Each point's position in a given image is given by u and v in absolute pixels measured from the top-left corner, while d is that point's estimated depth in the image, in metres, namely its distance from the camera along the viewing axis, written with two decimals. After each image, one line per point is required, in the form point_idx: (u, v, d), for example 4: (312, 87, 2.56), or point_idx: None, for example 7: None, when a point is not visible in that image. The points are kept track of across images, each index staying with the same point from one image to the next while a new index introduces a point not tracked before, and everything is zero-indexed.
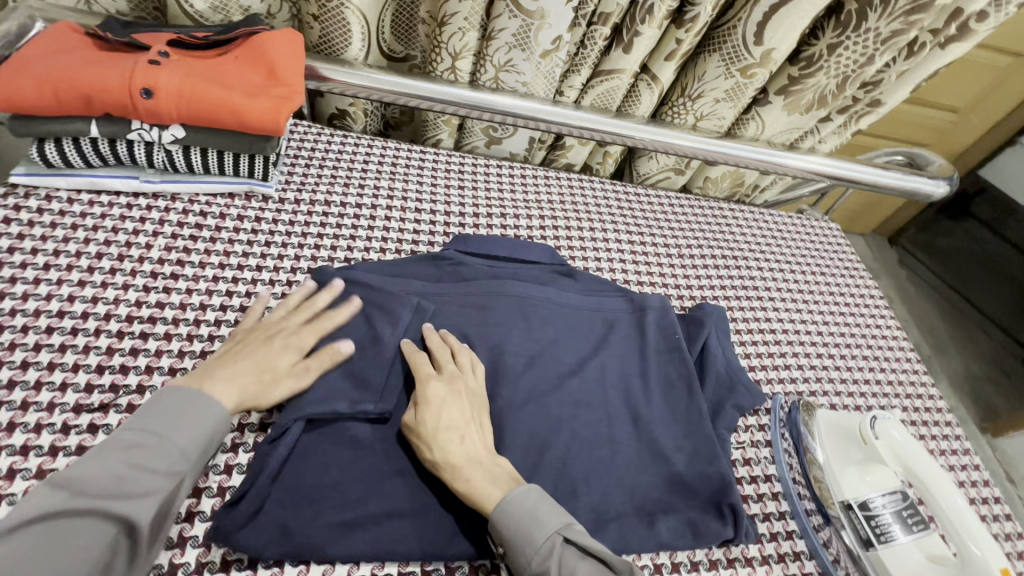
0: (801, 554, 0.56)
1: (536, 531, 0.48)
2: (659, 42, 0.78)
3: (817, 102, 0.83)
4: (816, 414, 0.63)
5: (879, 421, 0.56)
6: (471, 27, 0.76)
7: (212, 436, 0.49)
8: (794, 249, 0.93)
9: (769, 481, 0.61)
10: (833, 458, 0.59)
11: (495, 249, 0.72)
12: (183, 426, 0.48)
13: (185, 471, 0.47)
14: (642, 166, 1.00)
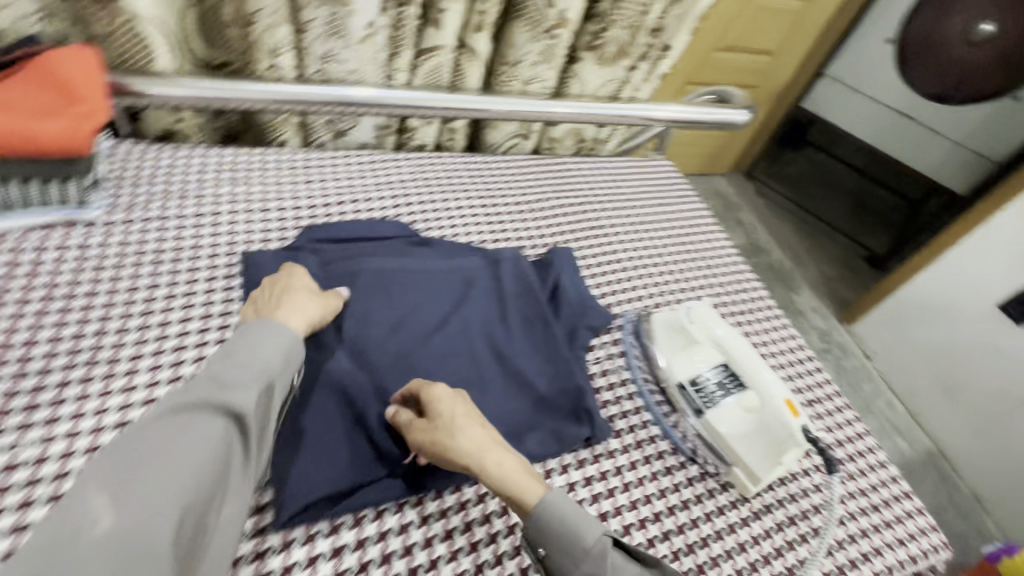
0: (655, 437, 0.66)
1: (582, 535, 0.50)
2: (466, 16, 0.84)
3: (619, 54, 0.93)
4: (654, 319, 0.73)
5: (693, 309, 0.72)
6: (280, 22, 0.77)
7: (291, 352, 0.55)
8: (633, 188, 1.05)
9: (624, 384, 0.70)
10: (666, 350, 0.70)
11: (346, 231, 0.74)
12: (259, 341, 0.53)
13: (274, 377, 0.52)
14: (489, 136, 1.06)
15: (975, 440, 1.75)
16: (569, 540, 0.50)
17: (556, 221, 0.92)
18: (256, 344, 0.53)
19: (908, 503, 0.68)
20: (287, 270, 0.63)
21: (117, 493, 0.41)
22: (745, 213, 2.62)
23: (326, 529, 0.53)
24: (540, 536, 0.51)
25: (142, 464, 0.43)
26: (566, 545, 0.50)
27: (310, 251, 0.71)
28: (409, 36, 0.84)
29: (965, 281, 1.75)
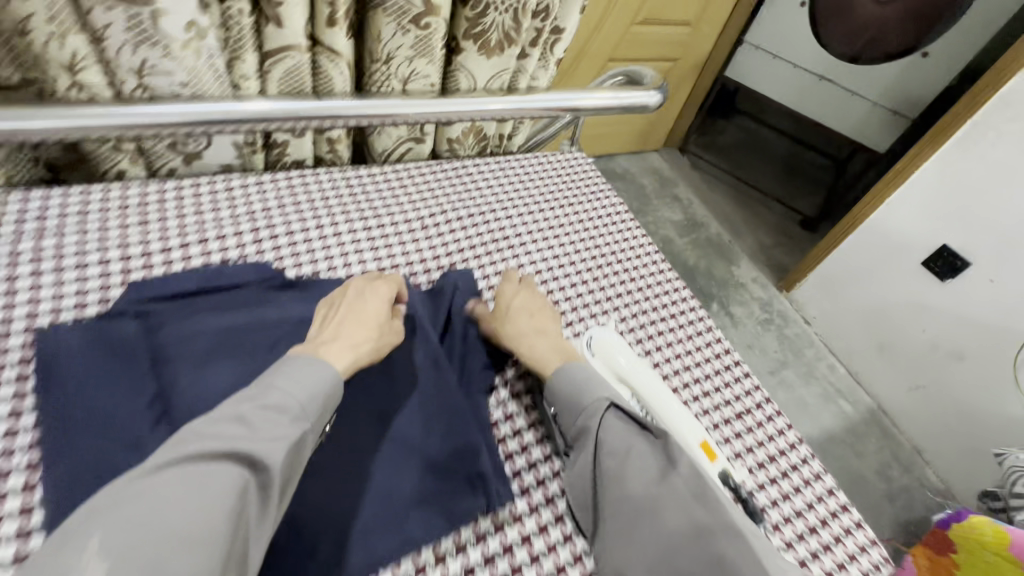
0: (566, 482, 0.61)
1: (586, 398, 0.60)
2: (313, 8, 0.71)
3: (505, 41, 0.83)
4: (564, 345, 0.70)
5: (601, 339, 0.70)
6: (67, 30, 0.61)
7: (330, 401, 0.53)
8: (541, 190, 0.96)
9: (533, 427, 0.65)
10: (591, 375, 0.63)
11: (182, 283, 0.62)
12: (301, 379, 0.51)
13: (308, 426, 0.50)
14: (376, 144, 0.94)
15: (911, 395, 1.79)
16: (570, 399, 0.60)
17: (451, 240, 0.82)
18: (297, 386, 0.51)
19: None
20: (358, 289, 0.64)
21: (125, 540, 0.37)
22: (682, 188, 2.58)
23: None
24: (548, 397, 0.62)
25: (163, 509, 0.39)
26: (568, 406, 0.60)
27: (133, 315, 0.58)
28: (248, 37, 0.71)
29: (889, 241, 1.77)
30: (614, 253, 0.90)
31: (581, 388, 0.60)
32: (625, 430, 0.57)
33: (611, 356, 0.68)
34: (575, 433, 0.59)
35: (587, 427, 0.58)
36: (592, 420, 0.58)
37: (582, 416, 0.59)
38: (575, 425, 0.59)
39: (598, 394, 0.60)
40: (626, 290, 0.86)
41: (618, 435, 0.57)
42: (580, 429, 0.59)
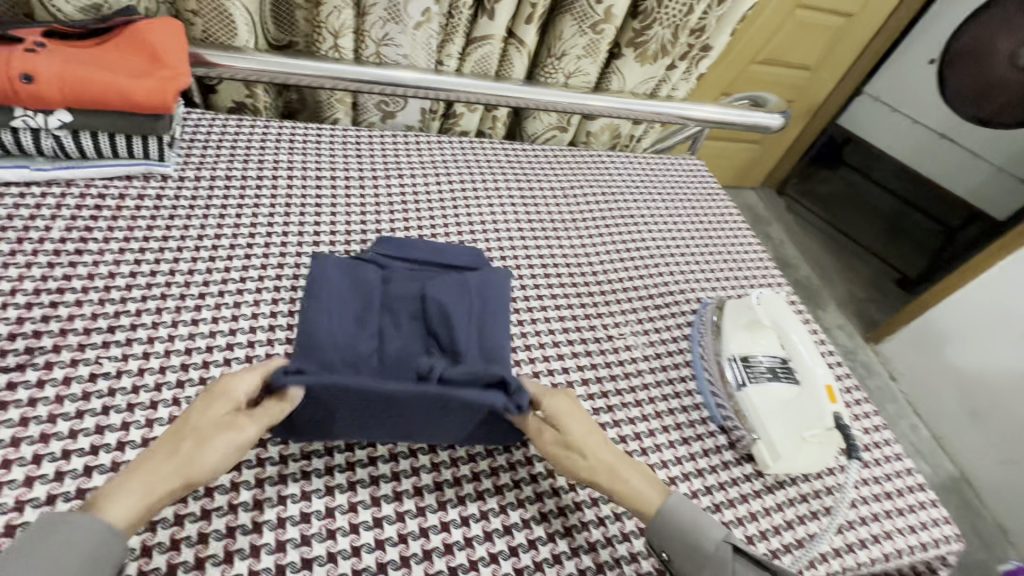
0: (680, 393, 0.71)
1: (703, 540, 0.54)
2: (518, 7, 0.88)
3: (661, 52, 0.98)
4: (726, 305, 0.77)
5: (763, 296, 0.73)
6: (345, 5, 0.83)
7: (98, 563, 0.43)
8: (666, 183, 1.06)
9: (681, 352, 0.76)
10: (727, 324, 0.73)
11: (412, 249, 0.72)
12: (53, 550, 0.42)
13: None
14: (530, 127, 1.12)
15: (1000, 468, 1.71)
16: (688, 545, 0.54)
17: (585, 206, 0.95)
18: (86, 541, 0.43)
19: (921, 494, 0.67)
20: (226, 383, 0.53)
21: None
22: (775, 227, 2.59)
23: (387, 454, 0.60)
24: (665, 542, 0.55)
25: None
26: (690, 547, 0.54)
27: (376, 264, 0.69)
28: (462, 26, 0.89)
29: (1002, 302, 1.70)
30: (729, 240, 0.98)
31: (698, 530, 0.55)
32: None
33: (775, 312, 0.71)
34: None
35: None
36: (720, 573, 0.53)
37: (707, 564, 0.53)
38: (700, 574, 0.53)
39: (715, 538, 0.55)
40: (742, 271, 0.92)
41: None
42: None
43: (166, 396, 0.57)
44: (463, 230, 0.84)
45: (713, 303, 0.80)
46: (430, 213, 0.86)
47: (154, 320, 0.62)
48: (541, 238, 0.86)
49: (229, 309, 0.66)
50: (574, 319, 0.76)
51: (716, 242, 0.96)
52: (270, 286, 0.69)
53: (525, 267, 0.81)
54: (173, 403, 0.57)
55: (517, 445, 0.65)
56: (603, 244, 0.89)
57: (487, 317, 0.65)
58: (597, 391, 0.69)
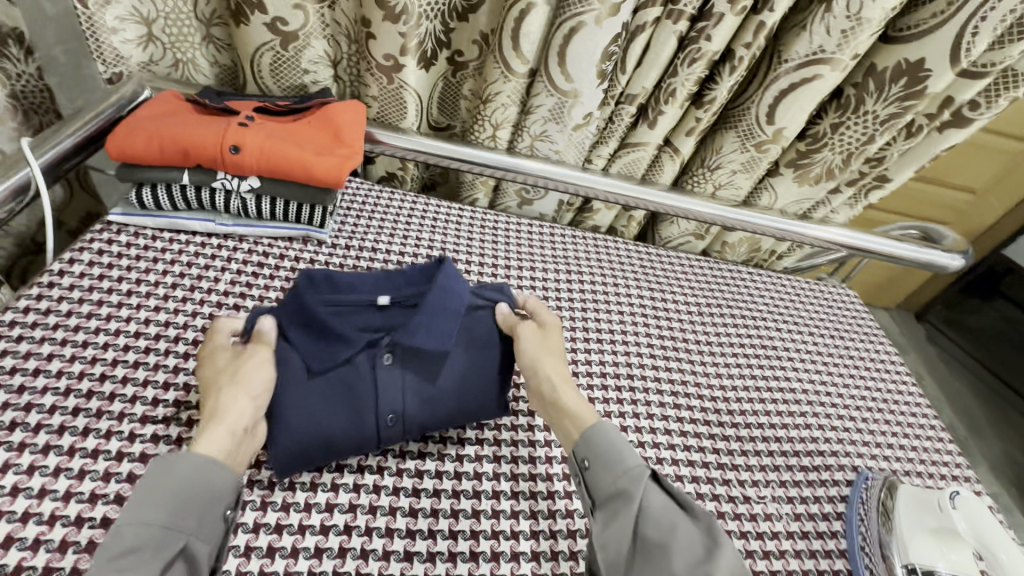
0: None
1: (627, 459, 0.55)
2: (681, 120, 0.85)
3: (826, 175, 0.88)
4: (898, 491, 0.64)
5: (958, 497, 0.59)
6: (512, 103, 0.86)
7: (219, 491, 0.49)
8: (817, 315, 0.95)
9: (834, 535, 0.64)
10: (906, 522, 0.60)
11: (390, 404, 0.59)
12: (162, 491, 0.47)
13: (187, 540, 0.46)
14: (664, 230, 1.07)
15: None
16: (612, 460, 0.55)
17: (722, 329, 0.87)
18: (161, 500, 0.46)
19: None
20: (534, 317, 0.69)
21: None
22: (911, 359, 2.25)
23: None
24: (585, 448, 0.57)
25: None
26: (609, 462, 0.55)
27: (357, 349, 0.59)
28: (619, 129, 0.88)
29: None
30: (893, 397, 0.84)
31: (621, 452, 0.55)
32: (669, 506, 0.52)
33: (982, 527, 0.56)
34: (610, 493, 0.53)
35: (623, 497, 0.52)
36: (630, 486, 0.53)
37: (624, 478, 0.53)
38: (614, 484, 0.53)
39: (638, 460, 0.54)
40: (907, 439, 0.78)
41: (662, 509, 0.51)
42: (619, 489, 0.53)
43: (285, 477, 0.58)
44: (589, 336, 0.80)
45: (878, 480, 0.68)
46: (557, 312, 0.82)
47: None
48: (671, 360, 0.79)
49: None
50: (705, 466, 0.68)
51: (876, 397, 0.83)
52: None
53: (651, 391, 0.75)
54: (290, 486, 0.57)
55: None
56: (741, 378, 0.80)
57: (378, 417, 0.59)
58: None
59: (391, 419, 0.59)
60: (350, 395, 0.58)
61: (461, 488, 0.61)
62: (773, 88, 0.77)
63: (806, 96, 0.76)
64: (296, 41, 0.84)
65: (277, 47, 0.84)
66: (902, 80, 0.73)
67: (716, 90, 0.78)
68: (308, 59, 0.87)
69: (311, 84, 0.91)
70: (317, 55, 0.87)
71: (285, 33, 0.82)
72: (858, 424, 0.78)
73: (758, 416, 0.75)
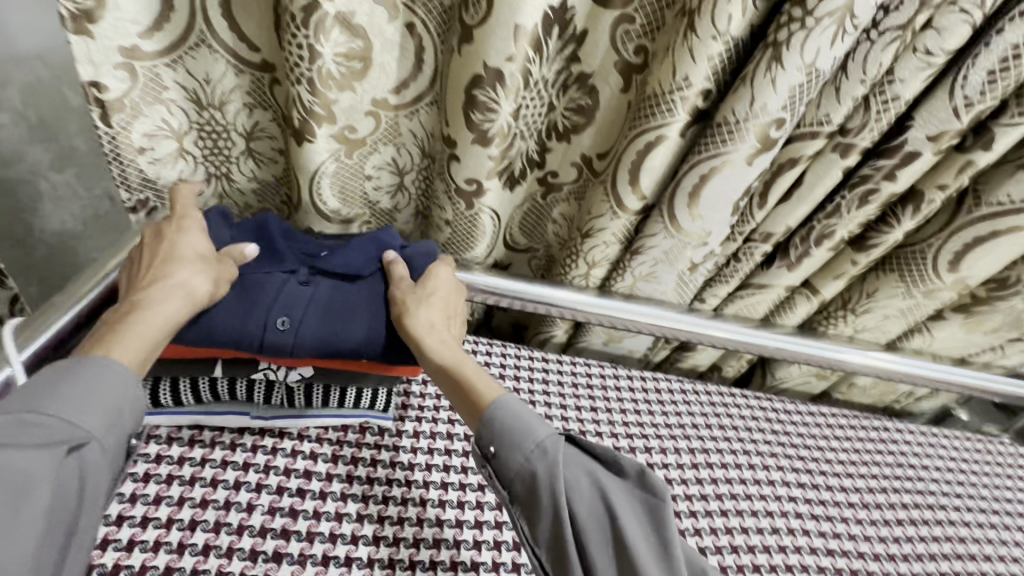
0: None
1: (527, 441, 0.48)
2: (828, 261, 0.69)
3: (1008, 325, 0.70)
4: None
5: None
6: (614, 242, 0.70)
7: (118, 422, 0.42)
8: (982, 495, 0.81)
9: None
10: None
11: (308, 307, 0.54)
12: (65, 397, 0.40)
13: (84, 442, 0.40)
14: (780, 370, 0.88)
15: None
16: (516, 435, 0.48)
17: (883, 510, 0.76)
18: (71, 396, 0.40)
19: None
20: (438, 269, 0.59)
21: None
22: None
23: None
24: (487, 430, 0.49)
25: None
26: (517, 439, 0.48)
27: (288, 318, 0.53)
28: (744, 270, 0.72)
29: None
30: None
31: (522, 429, 0.48)
32: (590, 472, 0.47)
33: None
34: (525, 477, 0.47)
35: (541, 481, 0.46)
36: (546, 462, 0.47)
37: (536, 455, 0.47)
38: (525, 466, 0.47)
39: (540, 433, 0.48)
40: None
41: (587, 479, 0.47)
42: (531, 472, 0.47)
43: None
44: (738, 546, 0.68)
45: None
46: (685, 504, 0.70)
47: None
48: (827, 563, 0.68)
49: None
50: None
51: None
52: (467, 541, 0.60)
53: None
54: None
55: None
56: None
57: (335, 322, 0.54)
58: None
59: (279, 329, 0.52)
60: (251, 291, 0.53)
61: None
62: (963, 233, 0.60)
63: (1011, 244, 0.59)
64: (362, 148, 0.71)
65: (343, 157, 0.70)
66: None
67: (890, 235, 0.62)
68: (371, 165, 0.73)
69: (373, 191, 0.76)
70: (382, 161, 0.73)
71: (351, 142, 0.69)
72: None
73: None
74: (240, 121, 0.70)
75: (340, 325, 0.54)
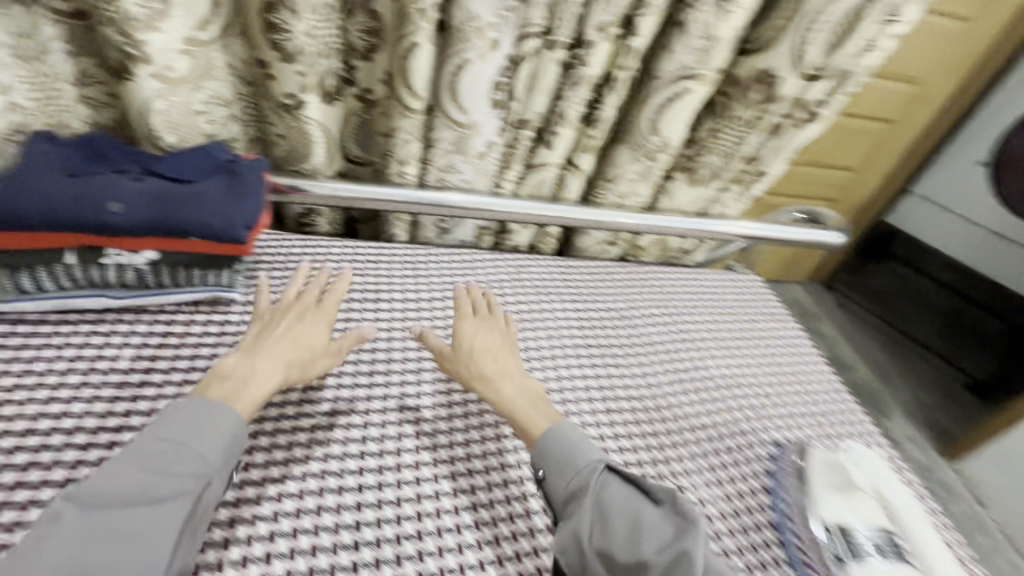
0: None
1: (576, 460, 0.62)
2: (577, 140, 0.91)
3: (712, 175, 0.96)
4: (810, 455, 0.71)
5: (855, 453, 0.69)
6: (413, 139, 0.86)
7: (235, 443, 0.58)
8: (727, 303, 1.01)
9: (762, 509, 0.68)
10: (818, 483, 0.67)
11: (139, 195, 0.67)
12: (191, 453, 0.54)
13: (209, 476, 0.54)
14: (580, 241, 1.12)
15: None
16: (562, 463, 0.62)
17: (661, 326, 0.93)
18: (177, 430, 0.55)
19: None
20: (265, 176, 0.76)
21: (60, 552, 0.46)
22: (827, 326, 2.38)
23: None
24: (540, 456, 0.64)
25: (85, 550, 0.47)
26: (564, 464, 0.62)
27: (121, 200, 0.66)
28: (522, 154, 0.92)
29: None
30: (801, 369, 0.91)
31: (576, 450, 0.63)
32: (625, 502, 0.58)
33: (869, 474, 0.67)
34: (568, 493, 0.61)
35: (582, 489, 0.60)
36: (589, 482, 0.60)
37: (575, 479, 0.61)
38: (572, 483, 0.61)
39: (589, 457, 0.62)
40: (811, 406, 0.85)
41: (619, 497, 0.59)
42: (572, 492, 0.60)
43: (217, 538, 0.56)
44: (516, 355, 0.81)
45: (792, 446, 0.74)
46: None
47: (415, 492, 0.64)
48: (592, 360, 0.83)
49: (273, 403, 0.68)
50: (638, 463, 0.71)
51: (788, 371, 0.89)
52: (393, 407, 0.72)
53: (643, 399, 0.79)
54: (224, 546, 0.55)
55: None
56: (664, 376, 0.83)
57: (165, 205, 0.67)
58: None
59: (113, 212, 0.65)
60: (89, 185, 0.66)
61: (402, 531, 0.60)
62: (653, 103, 0.83)
63: (683, 107, 0.83)
64: (186, 86, 0.80)
65: (169, 95, 0.79)
66: (758, 87, 0.81)
67: (604, 110, 0.85)
68: (199, 100, 0.83)
69: (207, 125, 0.86)
70: (209, 95, 0.83)
71: (173, 81, 0.77)
72: (774, 399, 0.83)
73: (684, 409, 0.79)
74: (61, 69, 0.78)
75: (168, 202, 0.67)
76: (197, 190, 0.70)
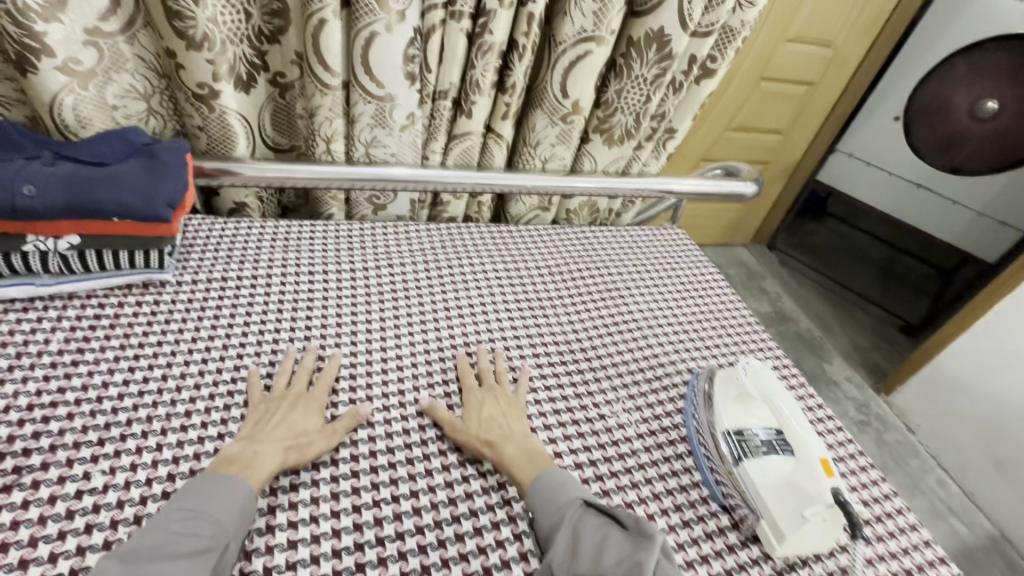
0: (679, 471, 0.71)
1: (559, 498, 0.61)
2: (494, 107, 0.95)
3: (626, 135, 1.01)
4: (716, 375, 0.78)
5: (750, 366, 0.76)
6: (335, 116, 0.90)
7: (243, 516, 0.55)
8: (652, 253, 1.09)
9: (676, 427, 0.76)
10: (719, 397, 0.75)
11: (55, 180, 0.68)
12: (208, 517, 0.53)
13: (226, 540, 0.53)
14: (513, 208, 1.17)
15: None
16: (546, 501, 0.60)
17: (591, 278, 1.00)
18: (197, 497, 0.54)
19: (926, 552, 0.68)
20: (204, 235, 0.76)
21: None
22: (770, 283, 2.51)
23: (375, 559, 0.57)
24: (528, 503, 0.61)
25: None
26: (546, 502, 0.60)
27: (35, 185, 0.67)
28: (443, 124, 0.96)
29: (1008, 346, 1.62)
30: (719, 308, 0.99)
31: (559, 490, 0.61)
32: (602, 524, 0.58)
33: (762, 382, 0.73)
34: (548, 530, 0.59)
35: (558, 521, 0.58)
36: (568, 514, 0.58)
37: (554, 512, 0.59)
38: (551, 520, 0.59)
39: (571, 494, 0.61)
40: (725, 337, 0.93)
41: (593, 526, 0.57)
42: (553, 525, 0.59)
43: (156, 491, 0.58)
44: (452, 313, 0.86)
45: (704, 372, 0.81)
46: (416, 297, 0.88)
47: (351, 438, 0.67)
48: (525, 312, 0.90)
49: (213, 371, 0.71)
50: (565, 398, 0.77)
51: (706, 310, 0.98)
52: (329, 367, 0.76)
53: (570, 341, 0.86)
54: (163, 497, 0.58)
55: (517, 558, 0.60)
56: (591, 322, 0.90)
57: (80, 188, 0.69)
58: (592, 474, 0.69)
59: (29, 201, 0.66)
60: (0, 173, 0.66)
61: (339, 473, 0.63)
62: (559, 66, 0.88)
63: (587, 69, 0.88)
64: (96, 79, 0.80)
65: (78, 89, 0.79)
66: (654, 46, 0.88)
67: (514, 75, 0.90)
68: (113, 94, 0.83)
69: (123, 120, 0.86)
70: (122, 89, 0.84)
71: (81, 74, 0.78)
72: (693, 336, 0.91)
73: (609, 347, 0.86)
74: None
75: (85, 185, 0.69)
76: (114, 172, 0.71)
